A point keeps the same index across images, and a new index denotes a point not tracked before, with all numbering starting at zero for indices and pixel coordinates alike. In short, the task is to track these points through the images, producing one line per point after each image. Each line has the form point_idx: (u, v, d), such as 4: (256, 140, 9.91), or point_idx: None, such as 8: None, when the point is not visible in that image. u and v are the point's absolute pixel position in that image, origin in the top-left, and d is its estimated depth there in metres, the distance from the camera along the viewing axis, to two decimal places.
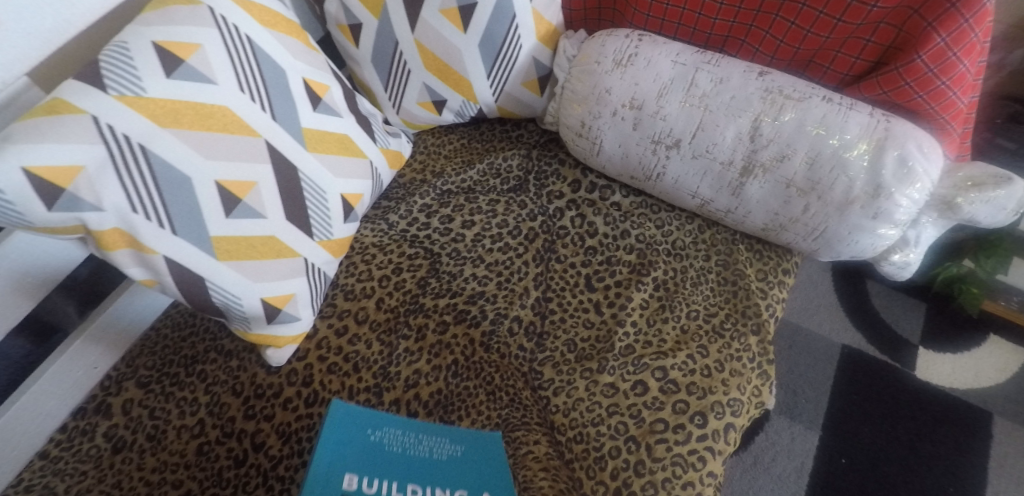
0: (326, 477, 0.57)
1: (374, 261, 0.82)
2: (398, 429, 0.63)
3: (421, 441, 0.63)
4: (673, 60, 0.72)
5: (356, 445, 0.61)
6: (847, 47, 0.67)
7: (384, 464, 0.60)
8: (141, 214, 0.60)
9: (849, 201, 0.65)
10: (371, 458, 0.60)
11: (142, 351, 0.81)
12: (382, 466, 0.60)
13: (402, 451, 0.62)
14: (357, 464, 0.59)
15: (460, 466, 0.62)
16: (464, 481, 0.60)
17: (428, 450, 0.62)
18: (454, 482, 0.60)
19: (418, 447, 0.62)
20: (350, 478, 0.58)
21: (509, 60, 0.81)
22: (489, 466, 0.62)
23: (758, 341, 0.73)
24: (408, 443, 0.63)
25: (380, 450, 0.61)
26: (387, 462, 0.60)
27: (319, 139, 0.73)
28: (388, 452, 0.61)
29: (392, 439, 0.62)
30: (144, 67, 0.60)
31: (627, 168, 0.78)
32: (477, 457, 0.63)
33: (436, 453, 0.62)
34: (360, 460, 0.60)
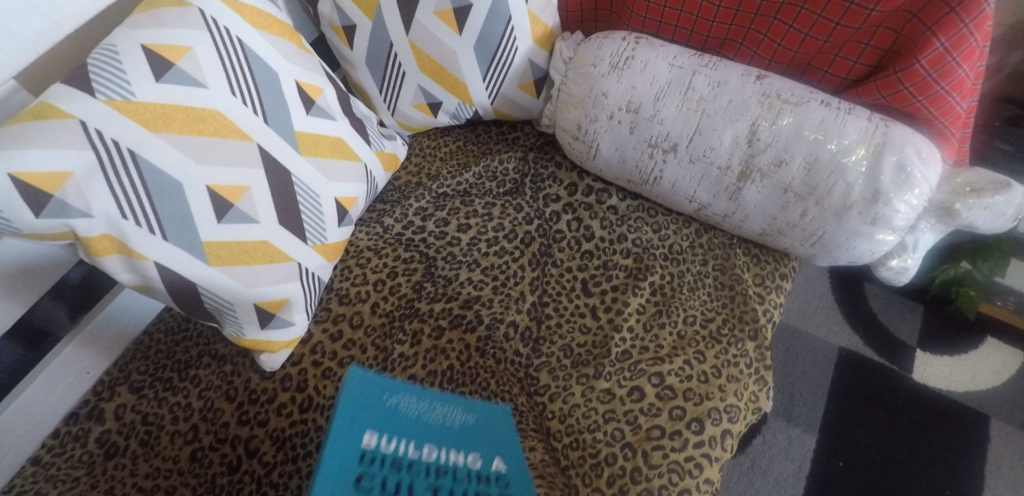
0: (347, 431, 0.56)
1: (369, 265, 0.82)
2: (413, 397, 0.64)
3: (435, 409, 0.64)
4: (670, 63, 0.71)
5: (374, 405, 0.60)
6: (845, 51, 0.66)
7: (399, 426, 0.60)
8: (131, 220, 0.59)
9: (847, 207, 0.65)
10: (386, 420, 0.59)
11: (134, 355, 0.80)
12: (397, 427, 0.59)
13: (416, 416, 0.62)
14: (375, 423, 0.58)
15: (471, 433, 0.63)
16: (476, 446, 0.61)
17: (439, 418, 0.63)
18: (468, 446, 0.61)
19: (433, 413, 0.63)
20: (369, 436, 0.56)
21: (505, 62, 0.80)
22: (496, 435, 0.64)
23: (755, 347, 0.73)
24: (422, 409, 0.63)
25: (395, 413, 0.61)
26: (404, 423, 0.60)
27: (313, 142, 0.72)
28: (402, 415, 0.61)
29: (406, 405, 0.63)
30: (133, 71, 0.59)
31: (624, 172, 0.78)
32: (486, 428, 0.64)
33: (448, 420, 0.63)
34: (377, 419, 0.59)
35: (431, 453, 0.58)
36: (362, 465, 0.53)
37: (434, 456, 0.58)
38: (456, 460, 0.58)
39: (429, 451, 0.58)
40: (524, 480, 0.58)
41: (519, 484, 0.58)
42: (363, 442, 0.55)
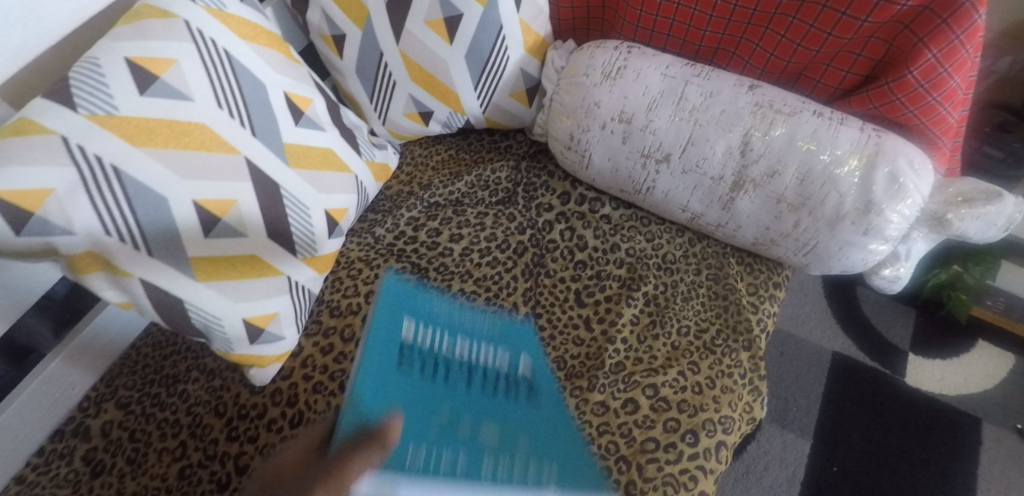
0: (390, 316, 0.58)
1: (360, 276, 0.81)
2: (444, 302, 0.65)
3: (467, 313, 0.66)
4: (662, 73, 0.71)
5: (412, 309, 0.61)
6: (837, 61, 0.66)
7: (435, 320, 0.62)
8: (115, 237, 0.58)
9: (840, 217, 0.64)
10: (425, 314, 0.62)
11: (121, 370, 0.79)
12: (435, 306, 0.64)
13: (451, 299, 0.67)
14: (412, 314, 0.60)
15: (502, 335, 0.67)
16: (507, 340, 0.67)
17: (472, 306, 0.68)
18: (499, 342, 0.66)
19: (465, 317, 0.65)
20: (409, 325, 0.59)
21: (496, 72, 0.79)
22: (524, 340, 0.68)
23: (749, 357, 0.73)
24: (456, 313, 0.65)
25: (431, 303, 0.64)
26: (440, 320, 0.63)
27: (302, 154, 0.71)
28: (439, 306, 0.64)
29: (440, 311, 0.64)
30: (116, 85, 0.58)
31: (617, 182, 0.77)
32: (516, 336, 0.68)
33: (480, 323, 0.66)
34: (413, 310, 0.61)
35: (465, 339, 0.63)
36: (402, 356, 0.56)
37: (467, 335, 0.63)
38: (489, 356, 0.63)
39: (464, 332, 0.64)
40: (547, 380, 0.64)
41: (544, 386, 0.64)
42: (400, 333, 0.57)
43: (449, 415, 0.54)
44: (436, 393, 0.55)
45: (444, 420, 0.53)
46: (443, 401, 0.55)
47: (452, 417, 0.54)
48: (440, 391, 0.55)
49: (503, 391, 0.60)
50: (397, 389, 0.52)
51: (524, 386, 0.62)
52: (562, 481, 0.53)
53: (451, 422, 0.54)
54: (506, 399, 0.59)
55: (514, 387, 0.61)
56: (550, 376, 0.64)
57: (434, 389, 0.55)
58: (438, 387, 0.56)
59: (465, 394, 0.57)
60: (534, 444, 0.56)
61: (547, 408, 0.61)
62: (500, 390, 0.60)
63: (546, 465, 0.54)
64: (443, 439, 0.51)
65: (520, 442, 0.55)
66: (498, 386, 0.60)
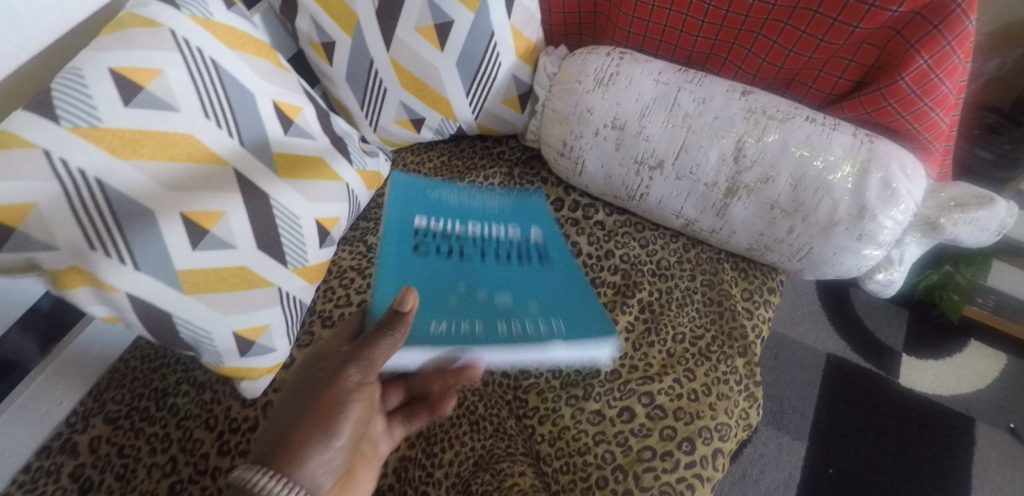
0: (403, 217, 0.71)
1: (352, 286, 0.80)
2: (450, 190, 0.78)
3: (473, 197, 0.78)
4: (655, 79, 0.70)
5: (420, 201, 0.74)
6: (829, 67, 0.66)
7: (444, 210, 0.75)
8: (100, 251, 0.57)
9: (834, 223, 0.64)
10: (433, 207, 0.74)
11: (109, 384, 0.78)
12: (440, 211, 0.74)
13: (458, 204, 0.76)
14: (424, 209, 0.73)
15: (510, 211, 0.78)
16: (517, 221, 0.77)
17: (479, 204, 0.78)
18: (509, 219, 0.77)
19: (472, 200, 0.78)
20: (420, 219, 0.72)
21: (488, 78, 0.79)
22: (533, 217, 0.78)
23: (745, 363, 0.72)
24: (462, 199, 0.77)
25: (440, 203, 0.75)
26: (450, 208, 0.75)
27: (292, 163, 0.70)
28: (447, 205, 0.75)
29: (446, 197, 0.77)
30: (100, 96, 0.57)
31: (610, 188, 0.77)
32: (525, 211, 0.79)
33: (485, 204, 0.78)
34: (426, 209, 0.74)
35: (474, 227, 0.74)
36: (419, 242, 0.68)
37: (476, 224, 0.74)
38: (498, 232, 0.74)
39: (473, 224, 0.74)
40: (557, 244, 0.75)
41: (556, 253, 0.73)
42: (417, 226, 0.71)
43: (466, 291, 0.64)
44: (455, 273, 0.66)
45: (462, 289, 0.64)
46: (459, 281, 0.65)
47: (469, 292, 0.64)
48: (456, 265, 0.67)
49: (514, 258, 0.71)
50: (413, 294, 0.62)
51: (535, 252, 0.73)
52: (566, 331, 0.61)
53: (470, 292, 0.64)
54: (518, 265, 0.70)
55: (524, 254, 0.72)
56: (559, 239, 0.75)
57: (453, 265, 0.66)
58: (454, 265, 0.67)
59: (485, 269, 0.68)
60: (541, 307, 0.64)
61: (557, 268, 0.71)
62: (512, 257, 0.70)
63: (554, 324, 0.62)
64: (465, 302, 0.62)
65: (531, 306, 0.63)
66: (511, 252, 0.71)
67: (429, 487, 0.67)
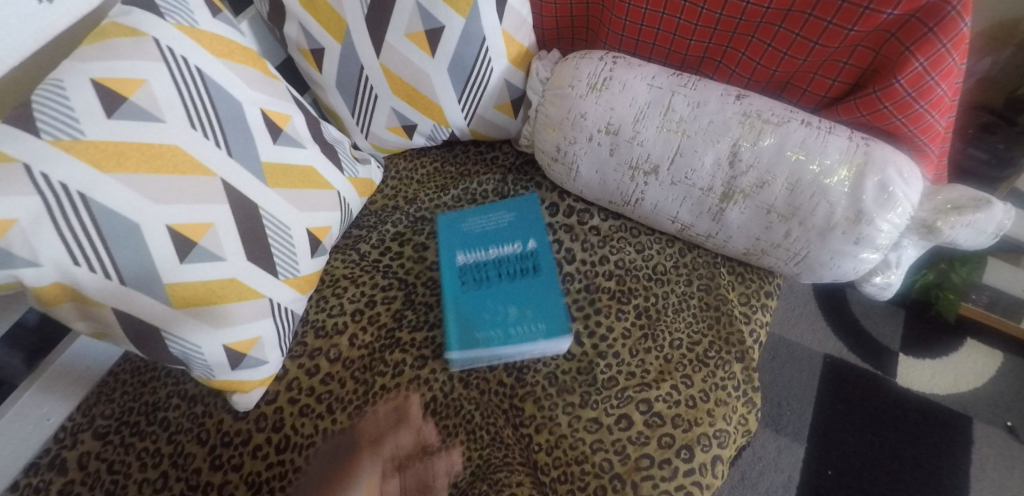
0: (448, 259, 0.78)
1: (345, 294, 0.79)
2: (475, 216, 0.82)
3: (489, 218, 0.82)
4: (649, 84, 0.70)
5: (456, 235, 0.81)
6: (824, 70, 0.65)
7: (474, 239, 0.80)
8: (84, 267, 0.56)
9: (831, 227, 0.63)
10: (467, 239, 0.80)
11: (98, 399, 0.75)
12: (474, 243, 0.80)
13: (481, 231, 0.81)
14: (460, 246, 0.79)
15: (513, 223, 0.81)
16: (517, 234, 0.80)
17: (492, 226, 0.81)
18: (515, 230, 0.80)
19: (490, 222, 0.81)
20: (461, 257, 0.78)
21: (480, 83, 0.78)
22: (533, 226, 0.80)
23: (742, 368, 0.72)
24: (484, 222, 0.81)
25: (469, 234, 0.80)
26: (475, 238, 0.80)
27: (281, 173, 0.69)
28: (473, 234, 0.80)
29: (472, 224, 0.81)
30: (83, 109, 0.56)
31: (605, 193, 0.76)
32: (524, 216, 0.81)
33: (496, 222, 0.81)
34: (462, 242, 0.80)
35: (491, 251, 0.79)
36: (463, 277, 0.77)
37: (491, 249, 0.79)
38: (507, 251, 0.78)
39: (491, 249, 0.79)
40: (550, 253, 0.77)
41: (545, 258, 0.77)
42: (459, 261, 0.78)
43: (493, 307, 0.74)
44: (484, 291, 0.75)
45: (489, 305, 0.74)
46: (488, 299, 0.75)
47: (494, 307, 0.74)
48: (492, 290, 0.75)
49: (515, 275, 0.76)
50: (470, 324, 0.72)
51: (531, 263, 0.77)
52: (547, 331, 0.71)
53: (496, 308, 0.74)
54: (520, 280, 0.76)
55: (525, 266, 0.77)
56: (547, 249, 0.77)
57: (486, 287, 0.75)
58: (490, 292, 0.75)
59: (499, 286, 0.76)
60: (536, 314, 0.73)
61: (547, 277, 0.75)
62: (507, 270, 0.77)
63: (537, 329, 0.72)
64: (505, 329, 0.72)
65: (528, 317, 0.72)
66: (516, 269, 0.77)
67: None
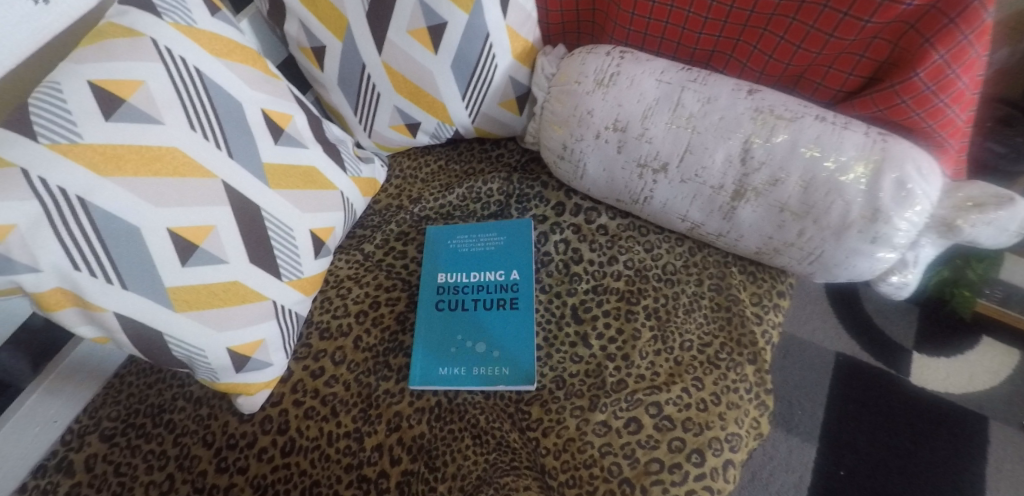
0: (428, 279, 0.79)
1: (350, 295, 0.78)
2: (465, 235, 0.81)
3: (479, 240, 0.81)
4: (657, 79, 0.68)
5: (443, 252, 0.80)
6: (839, 63, 0.63)
7: (460, 261, 0.80)
8: (85, 271, 0.55)
9: (846, 225, 0.61)
10: (453, 259, 0.80)
11: (104, 401, 0.74)
12: (458, 264, 0.79)
13: (468, 252, 0.80)
14: (445, 264, 0.79)
15: (502, 251, 0.80)
16: (502, 263, 0.79)
17: (481, 247, 0.81)
18: (502, 259, 0.79)
19: (479, 245, 0.81)
20: (443, 276, 0.79)
21: (484, 80, 0.76)
22: (520, 255, 0.79)
23: (755, 370, 0.70)
24: (472, 244, 0.81)
25: (455, 252, 0.80)
26: (461, 259, 0.80)
27: (283, 173, 0.68)
28: (459, 253, 0.80)
29: (461, 244, 0.81)
30: (80, 111, 0.55)
31: (613, 191, 0.74)
32: (514, 244, 0.80)
33: (485, 245, 0.80)
34: (446, 262, 0.80)
35: (474, 276, 0.79)
36: (440, 299, 0.77)
37: (474, 274, 0.79)
38: (490, 278, 0.78)
39: (474, 274, 0.79)
40: (531, 287, 0.76)
41: (526, 293, 0.76)
42: (439, 282, 0.78)
43: (461, 340, 0.74)
44: (455, 321, 0.75)
45: (458, 339, 0.74)
46: (458, 331, 0.74)
47: (462, 340, 0.74)
48: (461, 320, 0.75)
49: (492, 306, 0.76)
50: (433, 349, 0.73)
51: (510, 296, 0.76)
52: (510, 374, 0.71)
53: (464, 342, 0.73)
54: (495, 313, 0.75)
55: (503, 298, 0.76)
56: (530, 284, 0.76)
57: (457, 317, 0.75)
58: (460, 320, 0.75)
59: (474, 317, 0.76)
60: (502, 353, 0.72)
61: (523, 316, 0.74)
62: (489, 301, 0.76)
63: (503, 370, 0.71)
64: (464, 360, 0.72)
65: (497, 355, 0.72)
66: (494, 301, 0.76)
67: None
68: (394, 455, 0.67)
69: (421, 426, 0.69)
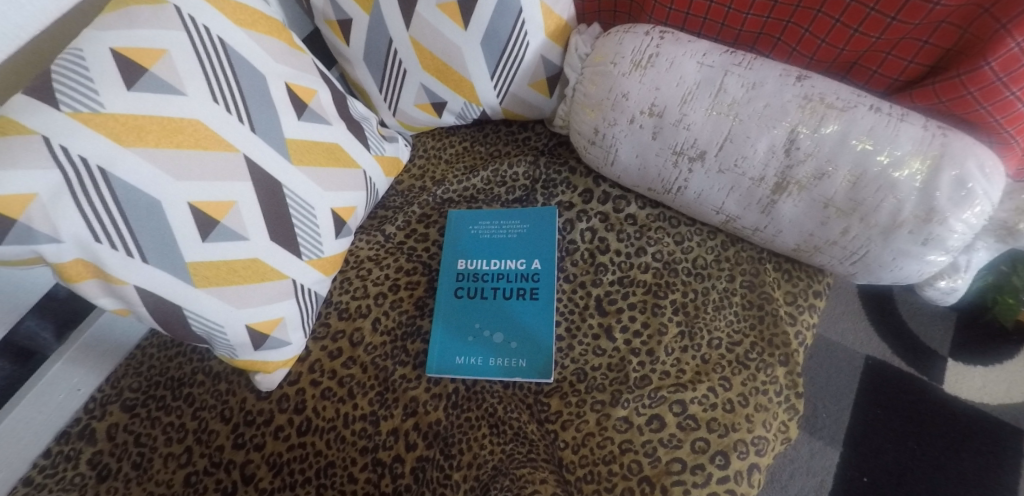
0: (448, 264, 0.77)
1: (370, 277, 0.77)
2: (488, 220, 0.79)
3: (502, 226, 0.79)
4: (699, 61, 0.64)
5: (465, 237, 0.78)
6: (899, 49, 0.59)
7: (481, 247, 0.78)
8: (105, 244, 0.55)
9: (896, 225, 0.57)
10: (474, 244, 0.78)
11: (126, 371, 0.75)
12: (479, 250, 0.77)
13: (490, 238, 0.78)
14: (465, 250, 0.78)
15: (526, 238, 0.77)
16: (525, 251, 0.76)
17: (503, 234, 0.78)
18: (525, 246, 0.77)
19: (502, 231, 0.78)
20: (463, 262, 0.77)
21: (515, 59, 0.73)
22: (543, 244, 0.76)
23: (786, 373, 0.67)
24: (495, 230, 0.79)
25: (475, 238, 0.78)
26: (482, 245, 0.78)
27: (306, 150, 0.67)
28: (479, 239, 0.78)
29: (483, 229, 0.79)
30: (102, 79, 0.54)
31: (645, 180, 0.71)
32: (538, 231, 0.77)
33: (508, 232, 0.78)
34: (466, 249, 0.78)
35: (494, 264, 0.77)
36: (460, 286, 0.75)
37: (494, 261, 0.77)
38: (511, 266, 0.76)
39: (494, 262, 0.77)
40: (553, 277, 0.74)
41: (547, 284, 0.74)
42: (459, 269, 0.76)
43: (478, 329, 0.72)
44: (473, 310, 0.73)
45: (475, 328, 0.72)
46: (476, 320, 0.73)
47: (480, 329, 0.72)
48: (480, 308, 0.73)
49: (512, 296, 0.74)
50: (449, 337, 0.71)
51: (531, 286, 0.74)
52: (528, 367, 0.69)
53: (482, 331, 0.72)
54: (515, 303, 0.73)
55: (523, 288, 0.74)
56: (553, 275, 0.74)
57: (476, 305, 0.74)
58: (478, 310, 0.73)
59: (493, 306, 0.74)
60: (520, 344, 0.70)
61: (543, 307, 0.72)
62: (510, 289, 0.74)
63: (520, 362, 0.69)
64: (480, 350, 0.71)
65: (514, 346, 0.70)
66: (514, 290, 0.74)
67: (447, 490, 0.64)
68: (410, 441, 0.66)
69: (437, 413, 0.68)
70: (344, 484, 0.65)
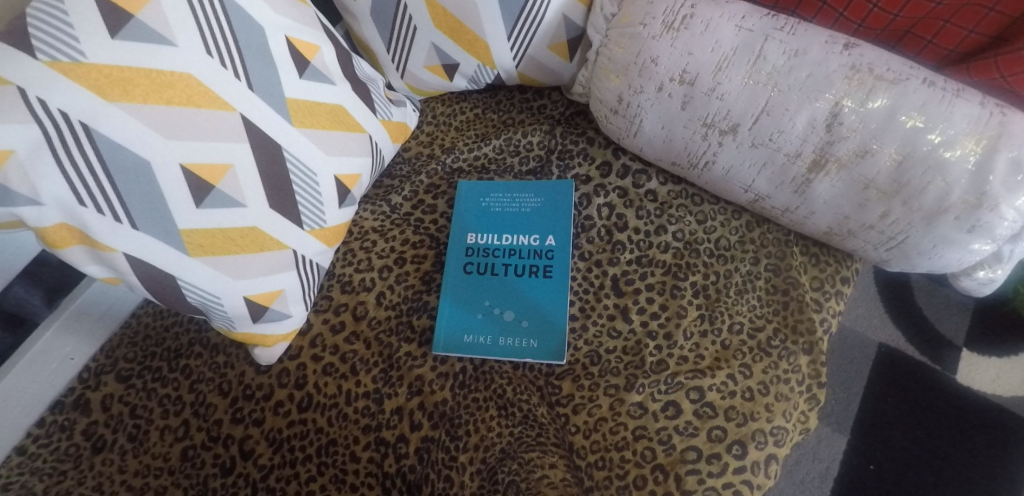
0: (457, 238, 0.73)
1: (374, 249, 0.73)
2: (499, 193, 0.75)
3: (514, 199, 0.75)
4: (738, 25, 0.59)
5: (476, 210, 0.74)
6: (960, 17, 0.54)
7: (492, 221, 0.74)
8: (91, 207, 0.51)
9: (942, 210, 0.53)
10: (484, 218, 0.74)
11: (121, 341, 0.71)
12: (490, 224, 0.74)
13: (502, 211, 0.74)
14: (476, 224, 0.74)
15: (541, 212, 0.73)
16: (538, 226, 0.73)
17: (516, 208, 0.74)
18: (538, 220, 0.73)
19: (514, 204, 0.74)
20: (472, 236, 0.73)
21: (534, 19, 0.68)
22: (558, 220, 0.72)
23: (809, 362, 0.63)
24: (507, 203, 0.75)
25: (487, 212, 0.74)
26: (494, 219, 0.74)
27: (309, 111, 0.62)
28: (491, 213, 0.74)
29: (495, 203, 0.75)
30: (82, 25, 0.48)
31: (669, 153, 0.67)
32: (554, 205, 0.73)
33: (523, 205, 0.74)
34: (476, 222, 0.74)
35: (505, 239, 0.73)
36: (469, 261, 0.71)
37: (506, 236, 0.73)
38: (523, 242, 0.72)
39: (506, 236, 0.73)
40: (568, 254, 0.70)
41: (562, 261, 0.70)
42: (468, 244, 0.72)
43: (488, 307, 0.68)
44: (483, 287, 0.70)
45: (485, 305, 0.69)
46: (485, 297, 0.69)
47: (490, 306, 0.69)
48: (490, 285, 0.70)
49: (524, 273, 0.70)
50: (457, 315, 0.68)
51: (544, 263, 0.70)
52: (538, 348, 0.66)
53: (491, 309, 0.68)
54: (527, 280, 0.70)
55: (536, 266, 0.70)
56: (568, 252, 0.70)
57: (486, 281, 0.70)
58: (488, 286, 0.70)
59: (504, 283, 0.70)
60: (530, 324, 0.67)
61: (556, 285, 0.69)
62: (523, 265, 0.71)
63: (530, 342, 0.66)
64: (489, 328, 0.67)
65: (525, 325, 0.67)
66: (526, 267, 0.70)
67: (452, 472, 0.61)
68: (414, 421, 0.64)
69: (443, 392, 0.65)
70: (346, 463, 0.62)
